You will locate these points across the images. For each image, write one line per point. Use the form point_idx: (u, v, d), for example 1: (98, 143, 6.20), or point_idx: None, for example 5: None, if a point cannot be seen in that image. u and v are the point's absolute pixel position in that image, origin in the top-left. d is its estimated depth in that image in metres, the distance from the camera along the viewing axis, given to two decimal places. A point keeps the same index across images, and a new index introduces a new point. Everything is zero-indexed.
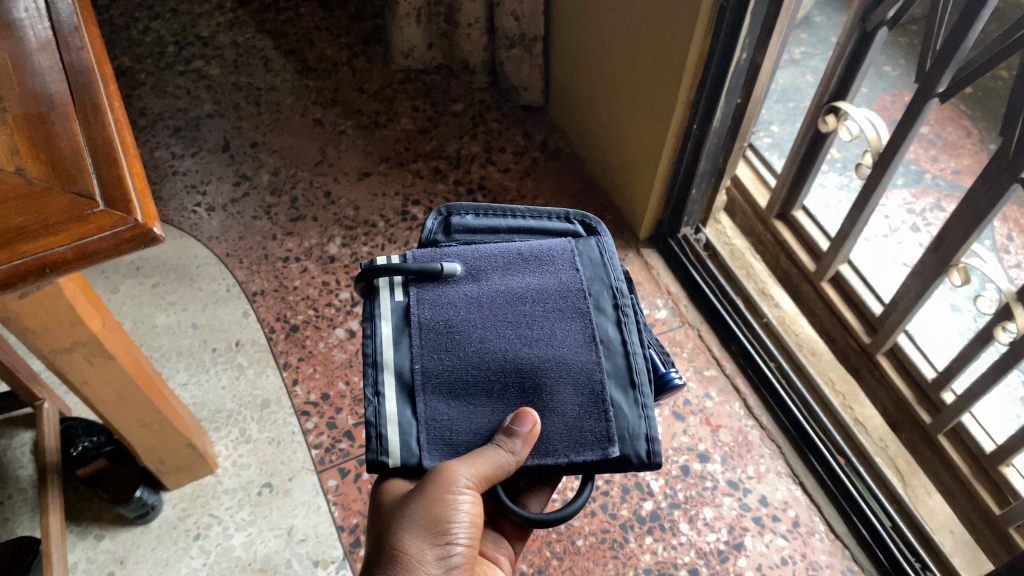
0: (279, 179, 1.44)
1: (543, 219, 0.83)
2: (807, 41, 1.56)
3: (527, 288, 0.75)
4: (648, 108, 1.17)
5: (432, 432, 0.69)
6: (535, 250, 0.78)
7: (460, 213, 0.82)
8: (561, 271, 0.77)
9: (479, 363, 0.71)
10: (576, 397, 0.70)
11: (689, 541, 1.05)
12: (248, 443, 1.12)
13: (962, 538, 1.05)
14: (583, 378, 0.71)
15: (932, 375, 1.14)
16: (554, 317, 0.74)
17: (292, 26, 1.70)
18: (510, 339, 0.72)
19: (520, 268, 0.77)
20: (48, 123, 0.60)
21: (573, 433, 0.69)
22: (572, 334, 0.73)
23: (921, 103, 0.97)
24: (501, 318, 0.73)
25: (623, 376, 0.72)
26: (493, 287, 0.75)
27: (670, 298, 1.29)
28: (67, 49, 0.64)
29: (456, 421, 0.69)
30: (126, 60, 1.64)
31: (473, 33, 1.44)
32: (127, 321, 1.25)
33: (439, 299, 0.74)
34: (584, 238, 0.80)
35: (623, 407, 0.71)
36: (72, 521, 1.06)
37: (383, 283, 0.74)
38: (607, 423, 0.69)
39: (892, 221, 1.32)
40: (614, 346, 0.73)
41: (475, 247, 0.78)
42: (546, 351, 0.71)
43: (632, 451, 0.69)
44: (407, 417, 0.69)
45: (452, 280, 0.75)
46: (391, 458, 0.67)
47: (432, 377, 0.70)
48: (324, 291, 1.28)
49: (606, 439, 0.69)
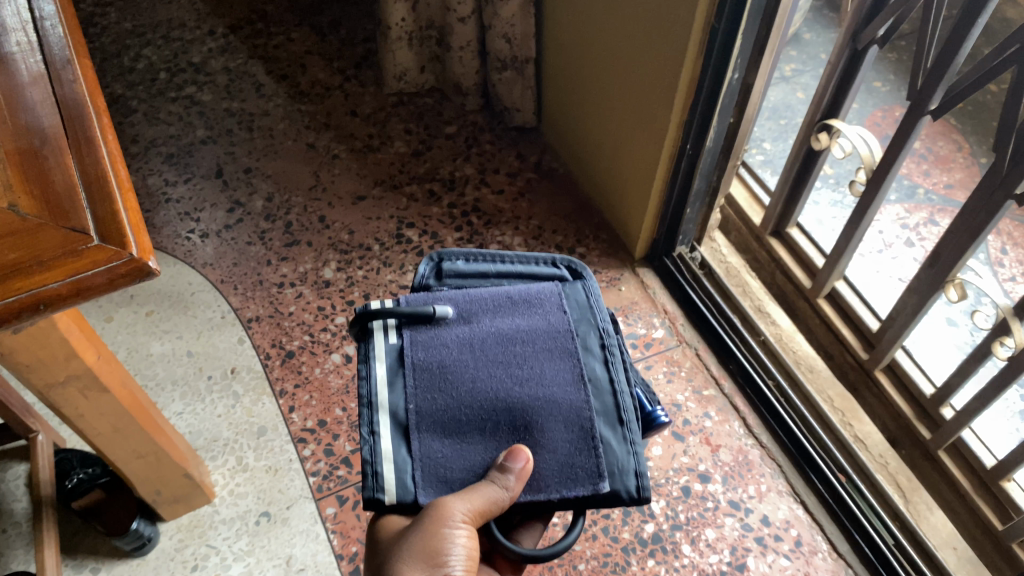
0: (273, 205, 1.43)
1: (531, 264, 0.83)
2: (798, 58, 1.59)
3: (517, 329, 0.75)
4: (641, 129, 1.17)
5: (427, 469, 0.68)
6: (524, 294, 0.78)
7: (451, 259, 0.83)
8: (550, 313, 0.77)
9: (471, 403, 0.70)
10: (567, 433, 0.69)
11: (692, 563, 1.04)
12: (245, 472, 1.11)
13: (965, 554, 1.04)
14: (574, 415, 0.70)
15: (931, 391, 1.13)
16: (545, 357, 0.73)
17: (284, 51, 1.70)
18: (501, 379, 0.71)
19: (510, 311, 0.77)
20: (40, 157, 0.59)
21: (565, 469, 0.68)
22: (562, 373, 0.72)
23: (912, 121, 0.97)
24: (492, 358, 0.73)
25: (611, 414, 0.72)
26: (484, 329, 0.75)
27: (667, 317, 1.29)
28: (59, 82, 0.64)
29: (450, 459, 0.68)
30: (118, 87, 1.64)
31: (465, 55, 1.45)
32: (121, 350, 1.24)
33: (432, 341, 0.74)
34: (570, 283, 0.81)
35: (612, 443, 0.70)
36: (67, 555, 1.04)
37: (377, 326, 0.74)
38: (598, 459, 0.68)
39: (886, 236, 1.33)
40: (603, 384, 0.73)
41: (466, 292, 0.78)
42: (536, 390, 0.71)
43: (622, 487, 0.68)
44: (402, 455, 0.68)
45: (444, 323, 0.75)
46: (388, 495, 0.66)
47: (426, 415, 0.70)
48: (319, 316, 1.28)
49: (597, 474, 0.68)
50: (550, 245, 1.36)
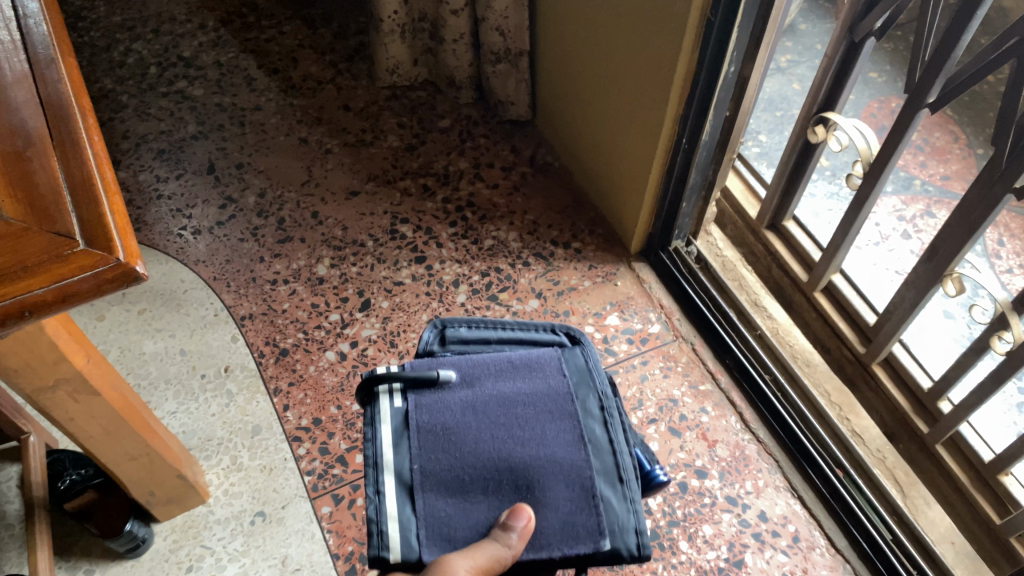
0: (265, 201, 1.42)
1: (531, 330, 0.82)
2: (793, 49, 1.57)
3: (518, 392, 0.74)
4: (637, 123, 1.16)
5: (431, 527, 0.67)
6: (525, 356, 0.78)
7: (454, 325, 0.82)
8: (551, 375, 0.76)
9: (474, 465, 0.70)
10: (569, 493, 0.68)
11: (689, 560, 1.03)
12: (239, 471, 1.11)
13: (964, 549, 1.04)
14: (575, 476, 0.69)
15: (928, 385, 1.13)
16: (547, 419, 0.73)
17: (275, 45, 1.68)
18: (503, 442, 0.71)
19: (512, 373, 0.76)
20: (24, 159, 0.58)
21: (567, 528, 0.67)
22: (563, 435, 0.72)
23: (910, 114, 0.97)
24: (495, 421, 0.72)
25: (612, 473, 0.71)
26: (486, 393, 0.74)
27: (663, 312, 1.28)
28: (44, 82, 0.63)
29: (454, 518, 0.67)
30: (107, 82, 1.62)
31: (458, 48, 1.43)
32: (113, 349, 1.23)
33: (436, 404, 0.73)
34: (571, 347, 0.80)
35: (612, 501, 0.69)
36: (60, 557, 1.04)
37: (382, 389, 0.74)
38: (599, 517, 0.68)
39: (883, 228, 1.32)
40: (603, 444, 0.72)
41: (468, 355, 0.78)
42: (538, 452, 0.70)
43: (623, 545, 0.68)
44: (407, 515, 0.67)
45: (448, 386, 0.75)
46: (392, 553, 0.65)
47: (430, 477, 0.69)
48: (313, 313, 1.27)
49: (598, 532, 0.67)
50: (546, 240, 1.35)
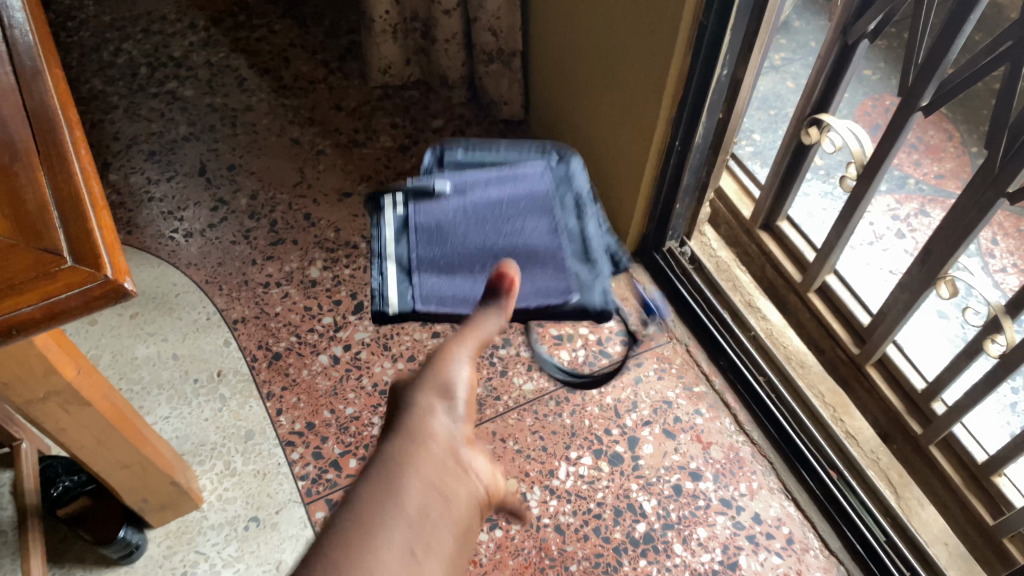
0: (258, 203, 1.41)
1: (519, 146, 0.88)
2: (787, 47, 1.56)
3: (505, 196, 0.84)
4: (631, 123, 1.16)
5: (425, 296, 0.79)
6: (511, 168, 0.86)
7: (450, 150, 0.87)
8: (534, 182, 0.85)
9: (463, 255, 0.81)
10: (544, 270, 0.81)
11: (684, 563, 1.03)
12: (233, 476, 1.10)
13: (957, 550, 1.04)
14: (550, 258, 0.81)
15: (922, 386, 1.13)
16: (528, 216, 0.83)
17: (267, 44, 1.67)
18: (490, 234, 0.82)
19: (497, 180, 0.85)
20: (11, 174, 0.58)
21: (541, 292, 0.79)
22: (541, 229, 0.82)
23: (904, 116, 0.96)
24: (485, 220, 0.83)
25: (581, 254, 0.82)
26: (477, 200, 0.84)
27: (657, 314, 1.28)
28: (30, 95, 0.62)
29: (445, 290, 0.80)
30: (97, 83, 1.61)
31: (451, 48, 1.43)
32: (106, 353, 1.23)
33: (432, 209, 0.83)
34: (552, 156, 0.87)
35: (580, 275, 0.81)
36: (54, 564, 1.03)
37: (386, 202, 0.83)
38: (568, 282, 0.80)
39: (877, 227, 1.32)
40: (576, 232, 0.83)
41: (462, 171, 0.86)
42: (520, 244, 0.81)
43: (590, 302, 0.80)
44: (406, 289, 0.80)
45: (443, 197, 0.84)
46: (391, 307, 0.79)
47: (426, 263, 0.81)
48: (306, 316, 1.26)
49: (567, 292, 0.80)
50: None
